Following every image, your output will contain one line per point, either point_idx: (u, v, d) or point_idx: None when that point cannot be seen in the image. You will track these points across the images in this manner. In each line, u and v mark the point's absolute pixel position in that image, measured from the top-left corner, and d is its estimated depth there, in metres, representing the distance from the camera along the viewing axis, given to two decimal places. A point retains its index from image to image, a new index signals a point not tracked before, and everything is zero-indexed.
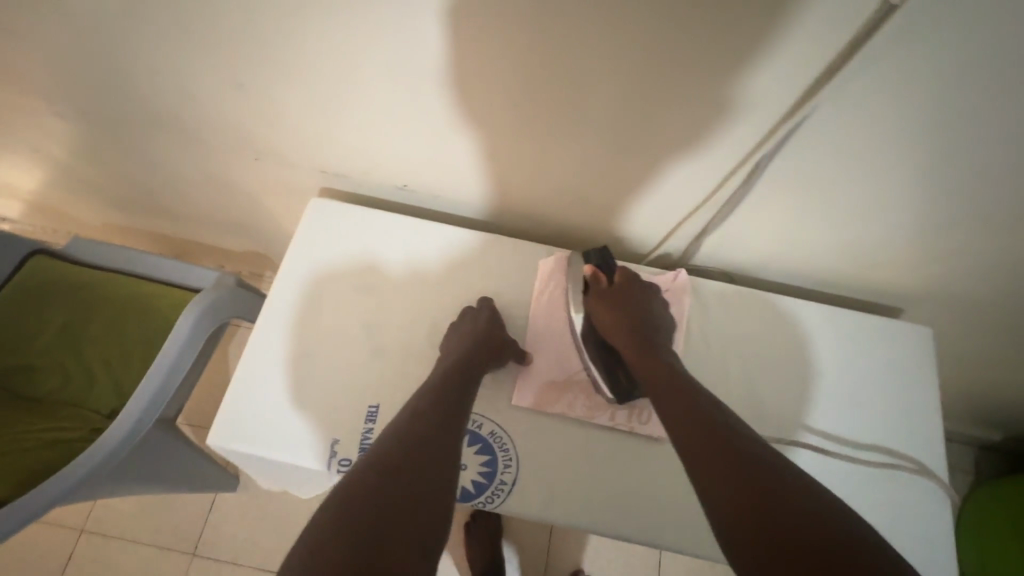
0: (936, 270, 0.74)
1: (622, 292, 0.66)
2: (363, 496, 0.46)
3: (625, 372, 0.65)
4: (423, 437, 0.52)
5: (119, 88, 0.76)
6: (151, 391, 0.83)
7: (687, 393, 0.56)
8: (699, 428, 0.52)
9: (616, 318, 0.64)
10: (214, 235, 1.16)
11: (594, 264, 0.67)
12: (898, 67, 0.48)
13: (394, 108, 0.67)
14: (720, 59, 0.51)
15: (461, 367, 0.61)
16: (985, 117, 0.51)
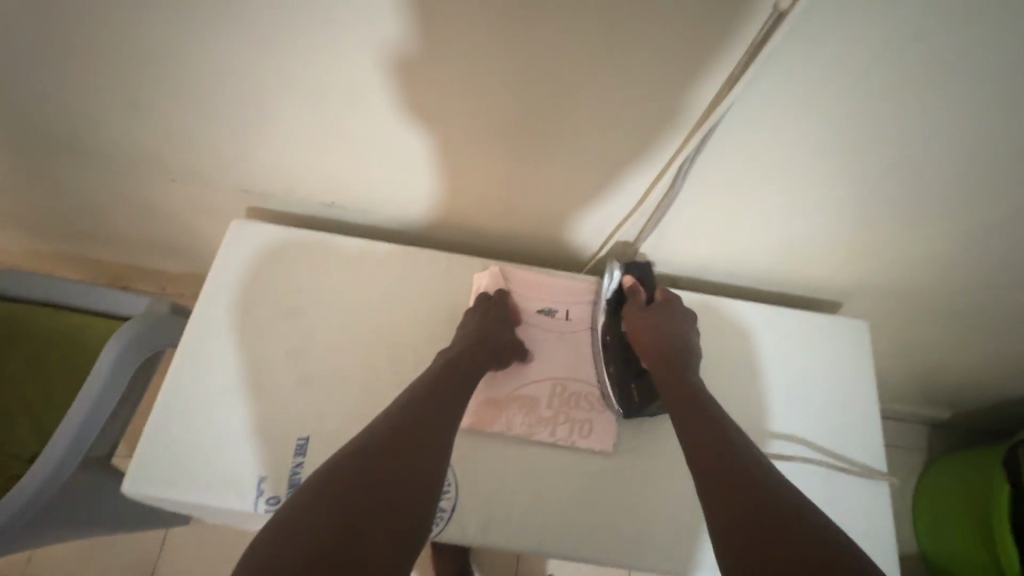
0: (864, 260, 0.75)
1: (658, 311, 0.64)
2: (334, 493, 0.45)
3: (639, 389, 0.65)
4: (408, 445, 0.50)
5: (17, 113, 0.71)
6: (71, 433, 0.78)
7: (697, 398, 0.56)
8: (701, 428, 0.53)
9: (651, 333, 0.62)
10: (148, 259, 1.10)
11: (634, 278, 0.66)
12: (798, 64, 0.49)
13: (311, 124, 0.65)
14: (628, 63, 0.51)
15: (455, 372, 0.59)
16: (883, 111, 0.52)
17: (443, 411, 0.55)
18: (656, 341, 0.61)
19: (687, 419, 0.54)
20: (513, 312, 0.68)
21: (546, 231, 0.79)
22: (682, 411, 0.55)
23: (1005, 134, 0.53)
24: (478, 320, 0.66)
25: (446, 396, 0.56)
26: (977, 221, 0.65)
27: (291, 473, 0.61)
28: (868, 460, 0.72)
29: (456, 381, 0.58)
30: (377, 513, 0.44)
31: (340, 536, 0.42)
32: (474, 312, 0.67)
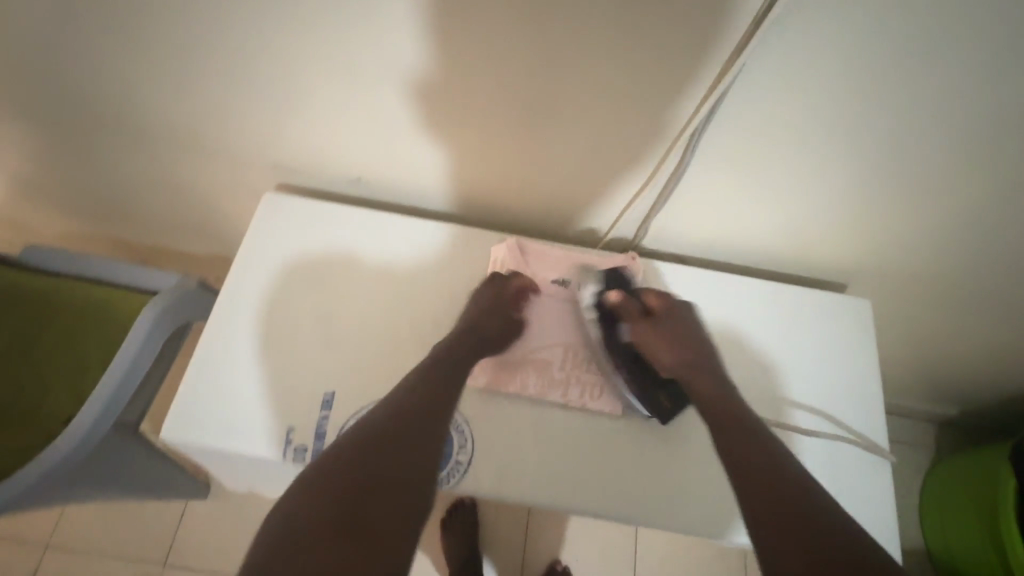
0: (869, 240, 0.77)
1: (665, 319, 0.66)
2: (340, 477, 0.48)
3: (668, 395, 0.66)
4: (407, 432, 0.52)
5: (64, 90, 0.76)
6: (106, 395, 0.82)
7: (739, 414, 0.56)
8: (746, 444, 0.53)
9: (668, 345, 0.64)
10: (176, 239, 1.14)
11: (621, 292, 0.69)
12: (804, 34, 0.51)
13: (337, 102, 0.68)
14: (642, 37, 0.54)
15: (448, 362, 0.61)
16: (884, 84, 0.55)
17: (438, 399, 0.56)
18: (680, 353, 0.64)
19: (729, 434, 0.54)
20: (508, 301, 0.69)
21: (560, 210, 0.82)
22: (724, 425, 0.55)
23: (1003, 104, 0.56)
24: (470, 313, 0.67)
25: (440, 385, 0.58)
26: (979, 198, 0.67)
27: (317, 424, 0.65)
28: (871, 435, 0.74)
29: (450, 370, 0.60)
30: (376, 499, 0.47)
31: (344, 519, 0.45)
32: (469, 304, 0.68)
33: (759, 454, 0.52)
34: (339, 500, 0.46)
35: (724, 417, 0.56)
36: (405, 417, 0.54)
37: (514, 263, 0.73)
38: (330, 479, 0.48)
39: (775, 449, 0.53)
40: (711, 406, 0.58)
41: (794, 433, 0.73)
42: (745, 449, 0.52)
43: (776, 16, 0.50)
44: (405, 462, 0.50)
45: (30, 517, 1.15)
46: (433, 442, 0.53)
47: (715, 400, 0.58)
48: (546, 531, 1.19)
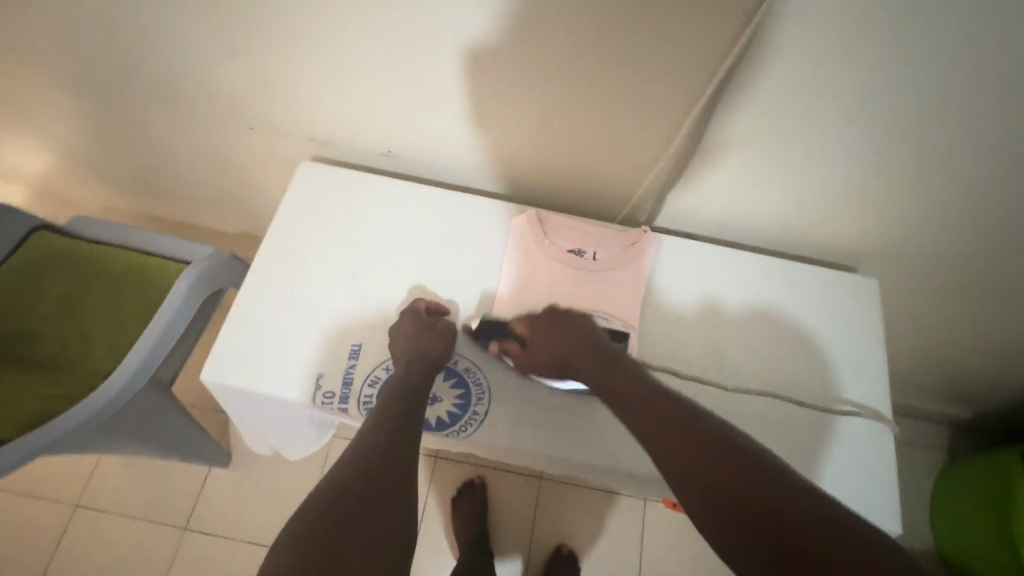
0: (879, 223, 0.79)
1: (536, 335, 0.68)
2: (320, 521, 0.49)
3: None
4: (377, 468, 0.55)
5: (121, 62, 0.82)
6: (145, 350, 0.88)
7: (667, 413, 0.56)
8: (682, 446, 0.53)
9: (546, 358, 0.67)
10: (212, 215, 1.21)
11: (495, 337, 0.70)
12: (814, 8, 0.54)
13: (371, 71, 0.73)
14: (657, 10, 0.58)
15: (401, 392, 0.63)
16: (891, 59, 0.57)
17: (401, 431, 0.59)
18: (569, 353, 0.66)
19: (663, 443, 0.54)
20: (438, 328, 0.69)
21: (578, 186, 0.86)
22: (657, 436, 0.55)
23: (1011, 83, 0.57)
24: (403, 348, 0.68)
25: (399, 416, 0.61)
26: (989, 180, 0.68)
27: (344, 372, 0.69)
28: (878, 407, 0.74)
29: (406, 400, 0.62)
30: (361, 536, 0.49)
31: (337, 557, 0.46)
32: (397, 338, 0.69)
33: (695, 451, 0.52)
34: (338, 549, 0.47)
35: (654, 425, 0.56)
36: (371, 448, 0.57)
37: (533, 233, 0.76)
38: (321, 533, 0.48)
39: (709, 430, 0.53)
40: (641, 418, 0.57)
41: (798, 407, 0.74)
42: (665, 437, 0.54)
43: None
44: (391, 489, 0.54)
45: (65, 475, 1.21)
46: (405, 474, 0.56)
47: (642, 409, 0.58)
48: (553, 513, 1.21)
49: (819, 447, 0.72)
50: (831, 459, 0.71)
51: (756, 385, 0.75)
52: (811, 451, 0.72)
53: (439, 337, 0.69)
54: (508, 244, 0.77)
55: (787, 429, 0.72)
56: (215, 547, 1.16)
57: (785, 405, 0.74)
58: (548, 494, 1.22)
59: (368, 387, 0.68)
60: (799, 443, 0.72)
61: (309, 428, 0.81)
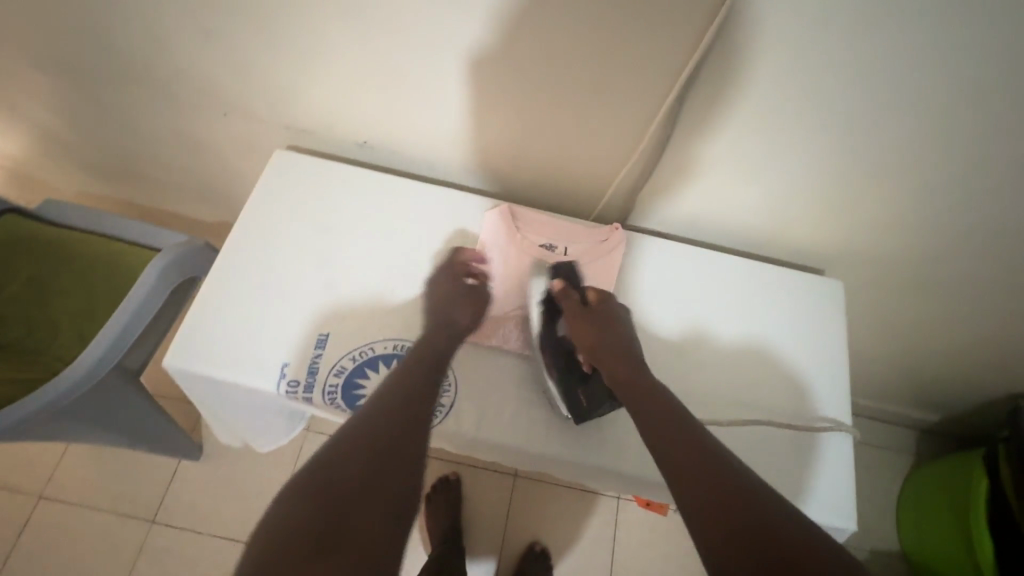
0: (846, 225, 0.81)
1: (593, 314, 0.68)
2: (316, 498, 0.50)
3: (586, 393, 0.67)
4: (383, 442, 0.55)
5: (93, 44, 0.80)
6: (111, 336, 0.86)
7: (692, 445, 0.55)
8: (702, 480, 0.51)
9: (589, 336, 0.67)
10: (188, 204, 1.19)
11: (563, 281, 0.71)
12: (777, 12, 0.56)
13: (346, 59, 0.73)
14: (627, 6, 0.58)
15: (424, 360, 0.64)
16: (851, 63, 0.59)
17: (415, 402, 0.60)
18: (598, 340, 0.66)
19: (684, 474, 0.53)
20: (473, 287, 0.71)
21: (554, 183, 0.86)
22: (677, 466, 0.53)
23: (965, 87, 0.59)
24: (435, 309, 0.69)
25: (417, 385, 0.61)
26: (948, 183, 0.70)
27: (310, 362, 0.68)
28: (839, 417, 0.76)
29: (428, 368, 0.63)
30: (356, 516, 0.50)
31: (327, 536, 0.48)
32: (436, 298, 0.70)
33: (703, 472, 0.52)
34: (337, 505, 0.50)
35: (678, 453, 0.54)
36: (397, 399, 0.59)
37: (504, 227, 0.77)
38: (324, 487, 0.51)
39: (732, 472, 0.52)
40: (666, 442, 0.56)
41: (759, 423, 0.74)
42: (677, 450, 0.55)
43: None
44: (404, 450, 0.55)
45: (28, 465, 1.18)
46: (411, 452, 0.56)
47: (669, 433, 0.56)
48: (527, 510, 1.21)
49: (780, 454, 0.73)
50: (791, 464, 0.73)
51: (720, 385, 0.77)
52: (770, 450, 0.73)
53: (472, 300, 0.70)
54: (480, 239, 0.77)
55: (748, 441, 0.73)
56: (183, 540, 1.14)
57: (747, 413, 0.75)
58: (522, 491, 1.23)
59: (334, 376, 0.68)
60: (758, 456, 0.73)
61: (275, 419, 0.80)
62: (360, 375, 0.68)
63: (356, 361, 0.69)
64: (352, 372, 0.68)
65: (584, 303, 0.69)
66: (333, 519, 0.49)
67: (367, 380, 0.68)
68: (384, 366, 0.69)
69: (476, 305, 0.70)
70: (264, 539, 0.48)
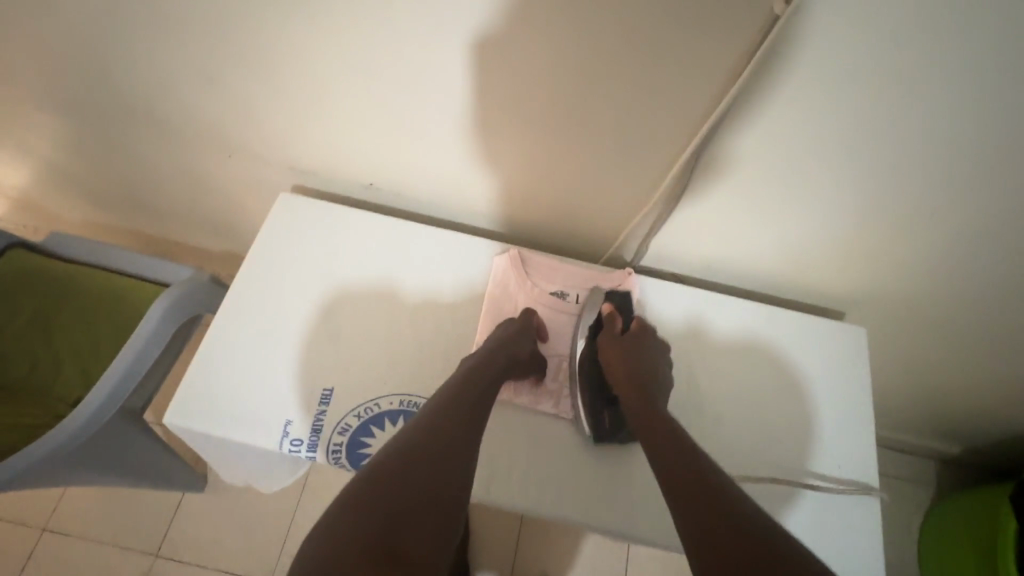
0: (864, 269, 0.79)
1: (632, 341, 0.69)
2: (369, 502, 0.48)
3: (611, 416, 0.68)
4: (436, 450, 0.54)
5: (102, 84, 0.80)
6: (114, 380, 0.84)
7: (702, 481, 0.52)
8: (713, 515, 0.49)
9: (620, 361, 0.67)
10: (195, 234, 1.18)
11: (613, 305, 0.71)
12: (797, 63, 0.54)
13: (356, 104, 0.73)
14: (641, 56, 0.57)
15: (476, 378, 0.63)
16: (873, 114, 0.58)
17: (467, 416, 0.59)
18: (625, 368, 0.66)
19: (695, 511, 0.50)
20: (531, 332, 0.70)
21: (565, 223, 0.85)
22: (688, 502, 0.51)
23: (993, 139, 0.57)
24: (493, 337, 0.69)
25: (469, 401, 0.60)
26: (974, 234, 0.68)
27: (315, 418, 0.66)
28: (862, 477, 0.74)
29: (479, 386, 0.62)
30: (412, 521, 0.48)
31: (383, 541, 0.46)
32: (495, 330, 0.70)
33: (703, 499, 0.50)
34: (389, 516, 0.47)
35: (688, 489, 0.52)
36: (450, 412, 0.58)
37: (515, 275, 0.75)
38: (376, 498, 0.49)
39: (745, 507, 0.49)
40: (675, 479, 0.53)
41: (776, 483, 0.72)
42: (680, 474, 0.53)
43: (772, 46, 0.53)
44: (456, 459, 0.54)
45: (31, 497, 1.17)
46: (463, 462, 0.54)
47: (678, 469, 0.54)
48: (535, 548, 1.18)
49: (799, 514, 0.71)
50: (811, 523, 0.71)
51: (736, 439, 0.75)
52: (787, 515, 0.71)
53: (531, 343, 0.70)
54: (488, 289, 0.75)
55: (766, 501, 0.71)
56: None
57: (764, 473, 0.73)
58: (530, 528, 1.19)
59: (339, 435, 0.66)
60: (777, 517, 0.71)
61: (280, 467, 0.78)
62: (365, 433, 0.66)
63: (363, 418, 0.67)
64: (357, 430, 0.66)
65: (623, 329, 0.70)
66: (385, 529, 0.47)
67: (373, 438, 0.66)
68: (390, 423, 0.67)
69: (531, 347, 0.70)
70: (314, 545, 0.46)
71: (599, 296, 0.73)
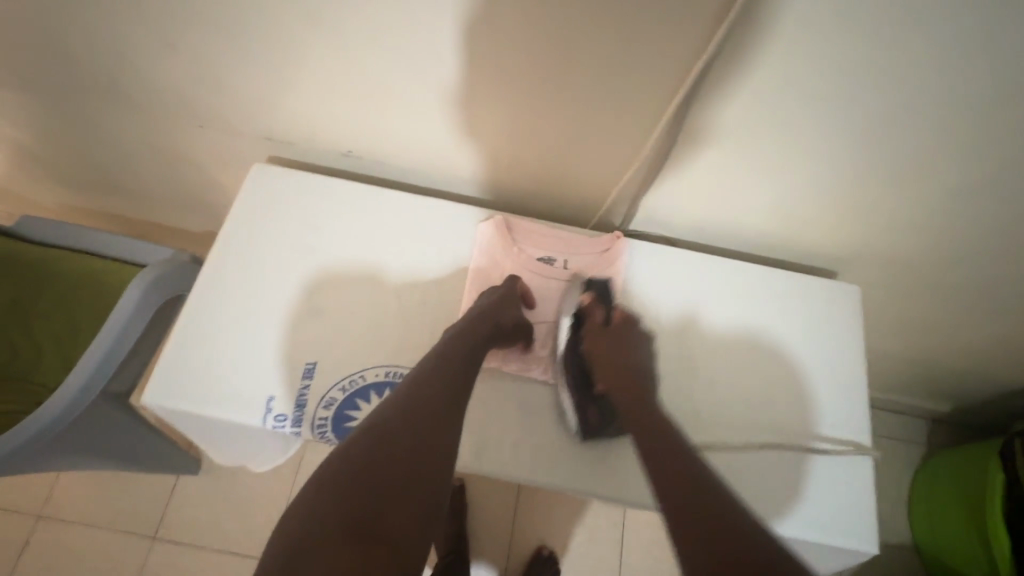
0: (855, 227, 0.77)
1: (618, 332, 0.67)
2: (351, 483, 0.47)
3: (598, 411, 0.67)
4: (422, 427, 0.52)
5: (52, 56, 0.75)
6: (92, 365, 0.82)
7: (699, 495, 0.50)
8: (708, 527, 0.47)
9: (611, 352, 0.65)
10: (173, 214, 1.15)
11: (595, 296, 0.70)
12: (783, 11, 0.51)
13: (323, 68, 0.69)
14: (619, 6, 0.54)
15: (461, 352, 0.61)
16: (861, 65, 0.55)
17: (451, 389, 0.57)
18: (612, 361, 0.65)
19: (691, 520, 0.48)
20: (519, 292, 0.70)
21: (550, 188, 0.82)
22: (683, 511, 0.49)
23: (988, 87, 0.54)
24: (480, 304, 0.67)
25: (454, 373, 0.59)
26: (966, 187, 0.67)
27: (299, 393, 0.65)
28: (855, 437, 0.73)
29: (464, 358, 0.61)
30: (396, 504, 0.47)
31: (366, 527, 0.45)
32: (484, 295, 0.69)
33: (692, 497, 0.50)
34: (372, 499, 0.46)
35: (684, 497, 0.50)
36: (435, 385, 0.57)
37: (500, 241, 0.73)
38: (358, 482, 0.47)
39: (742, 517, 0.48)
40: (667, 478, 0.53)
41: (773, 445, 0.72)
42: (669, 471, 0.53)
43: None
44: (441, 435, 0.53)
45: (23, 485, 1.16)
46: (449, 438, 0.53)
47: (673, 472, 0.53)
48: (534, 516, 1.19)
49: (794, 477, 0.71)
50: (805, 485, 0.70)
51: (729, 401, 0.74)
52: (781, 476, 0.70)
53: (517, 309, 0.68)
54: (473, 258, 0.74)
55: (761, 464, 0.71)
56: (185, 556, 1.12)
57: (759, 437, 0.72)
58: (528, 498, 1.20)
59: (324, 408, 0.65)
60: (774, 480, 0.70)
61: (269, 444, 0.77)
62: (350, 407, 0.65)
63: (347, 392, 0.66)
64: (343, 404, 0.65)
65: (606, 320, 0.69)
66: (369, 514, 0.45)
67: (359, 411, 0.65)
68: (376, 396, 0.66)
69: (517, 312, 0.68)
70: (294, 528, 0.45)
71: (578, 287, 0.72)
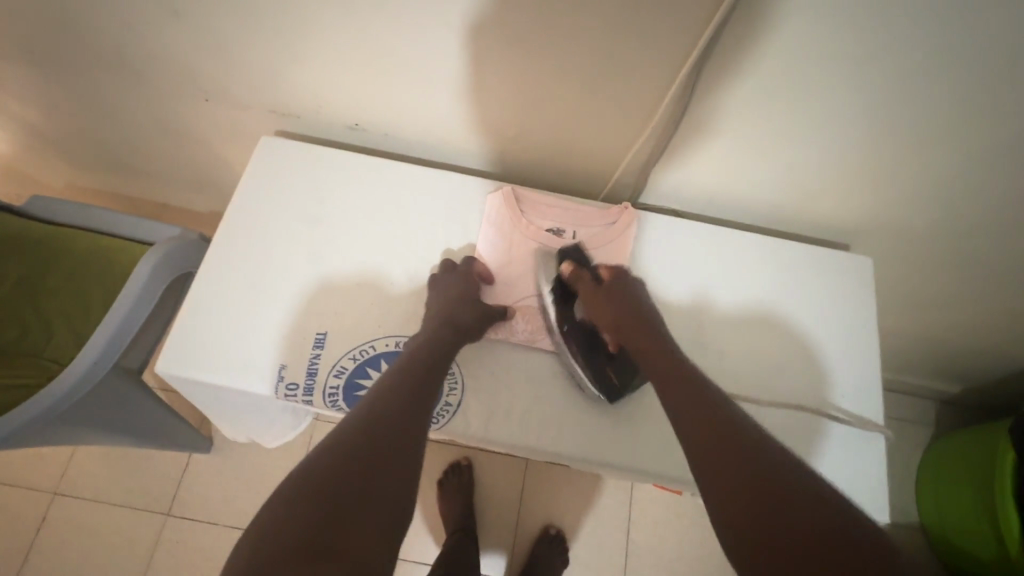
0: (867, 200, 0.76)
1: (611, 288, 0.66)
2: (311, 493, 0.45)
3: (614, 370, 0.66)
4: (384, 434, 0.51)
5: (53, 26, 0.74)
6: (104, 340, 0.82)
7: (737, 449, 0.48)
8: (731, 473, 0.46)
9: (611, 311, 0.65)
10: (181, 191, 1.15)
11: (572, 262, 0.68)
12: None
13: (326, 37, 0.67)
14: None
15: (426, 357, 0.60)
16: (881, 26, 0.53)
17: (415, 394, 0.56)
18: (615, 317, 0.64)
19: (724, 477, 0.46)
20: (473, 282, 0.68)
21: (558, 159, 0.82)
22: (715, 471, 0.47)
23: (1014, 51, 0.52)
24: (440, 301, 0.66)
25: (418, 378, 0.58)
26: (983, 159, 0.65)
27: (309, 363, 0.65)
28: (864, 411, 0.73)
29: (429, 362, 0.60)
30: (356, 512, 0.45)
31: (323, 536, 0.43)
32: (442, 290, 0.68)
33: (732, 455, 0.48)
34: (331, 507, 0.44)
35: (717, 455, 0.48)
36: (397, 392, 0.56)
37: (509, 213, 0.73)
38: (319, 485, 0.45)
39: (778, 470, 0.46)
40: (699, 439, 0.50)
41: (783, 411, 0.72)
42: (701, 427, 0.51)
43: None
44: (404, 442, 0.51)
45: (38, 461, 1.18)
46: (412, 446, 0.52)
47: (706, 426, 0.51)
48: (538, 495, 1.19)
49: (802, 449, 0.70)
50: (812, 458, 0.70)
51: (739, 372, 0.74)
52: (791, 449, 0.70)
53: (473, 303, 0.67)
54: (481, 231, 0.73)
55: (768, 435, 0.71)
56: (198, 532, 1.14)
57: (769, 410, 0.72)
58: (533, 476, 1.21)
59: (335, 377, 0.65)
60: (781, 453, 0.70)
61: (279, 417, 0.78)
62: (361, 376, 0.66)
63: (357, 361, 0.66)
64: (354, 372, 0.66)
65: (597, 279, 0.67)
66: (328, 523, 0.43)
67: (369, 379, 0.66)
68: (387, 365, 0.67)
69: (479, 308, 0.67)
70: (251, 542, 0.43)
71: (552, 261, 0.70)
